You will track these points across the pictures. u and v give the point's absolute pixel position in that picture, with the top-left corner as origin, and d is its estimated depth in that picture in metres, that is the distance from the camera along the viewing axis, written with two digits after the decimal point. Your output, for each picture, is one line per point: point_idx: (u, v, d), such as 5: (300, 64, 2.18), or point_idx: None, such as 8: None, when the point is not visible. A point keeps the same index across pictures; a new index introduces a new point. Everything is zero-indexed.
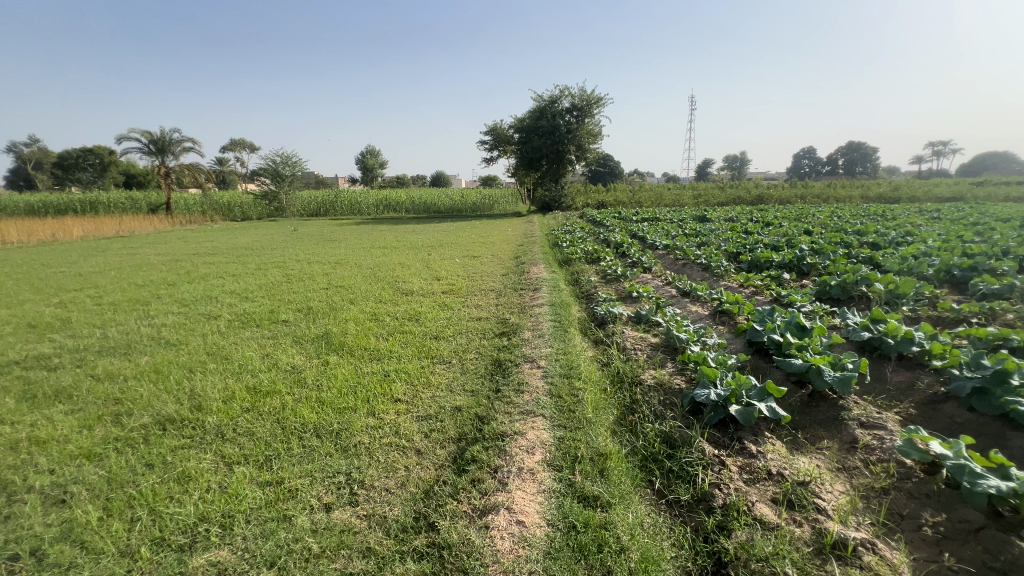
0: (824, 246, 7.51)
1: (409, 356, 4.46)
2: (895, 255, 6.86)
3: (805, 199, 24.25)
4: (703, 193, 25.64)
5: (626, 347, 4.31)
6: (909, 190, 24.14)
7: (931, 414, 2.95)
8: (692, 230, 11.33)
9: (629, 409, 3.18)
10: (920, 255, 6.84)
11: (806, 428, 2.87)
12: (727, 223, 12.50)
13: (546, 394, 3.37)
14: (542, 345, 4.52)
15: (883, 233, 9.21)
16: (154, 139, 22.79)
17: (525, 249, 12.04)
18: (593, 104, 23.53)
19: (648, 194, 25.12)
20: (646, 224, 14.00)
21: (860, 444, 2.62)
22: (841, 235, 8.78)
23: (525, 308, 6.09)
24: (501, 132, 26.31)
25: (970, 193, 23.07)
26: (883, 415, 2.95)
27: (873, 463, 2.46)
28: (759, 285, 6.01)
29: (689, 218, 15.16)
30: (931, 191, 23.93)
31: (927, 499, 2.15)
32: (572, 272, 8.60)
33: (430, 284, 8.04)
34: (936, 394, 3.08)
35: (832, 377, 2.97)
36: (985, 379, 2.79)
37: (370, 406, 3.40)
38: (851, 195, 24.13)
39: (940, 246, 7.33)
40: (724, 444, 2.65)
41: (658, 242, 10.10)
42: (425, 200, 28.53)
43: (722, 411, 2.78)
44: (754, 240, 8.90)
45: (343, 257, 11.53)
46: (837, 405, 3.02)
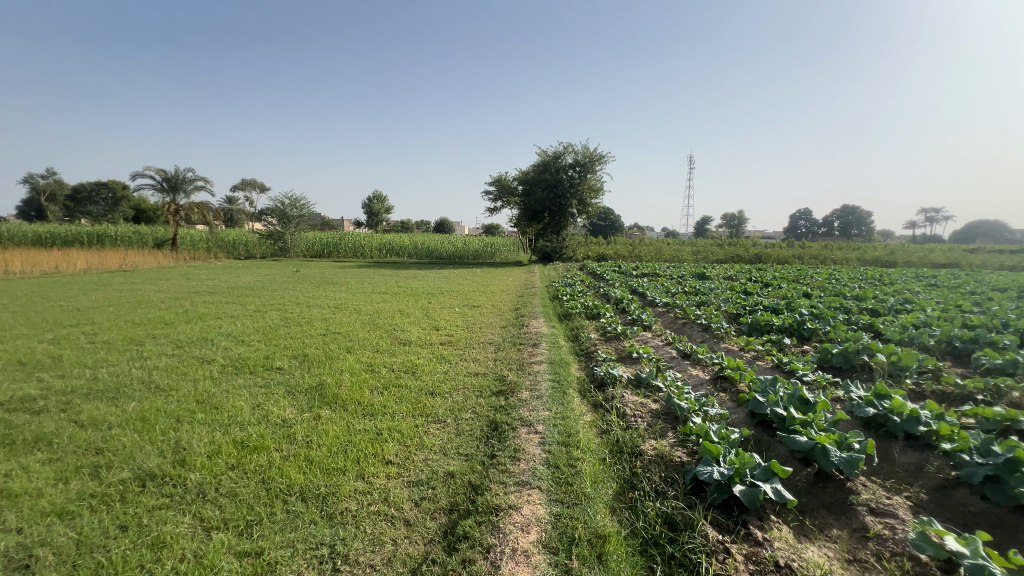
0: (824, 311, 7.53)
1: (403, 413, 4.34)
2: (895, 323, 6.86)
3: (803, 260, 24.61)
4: (703, 250, 26.05)
5: (626, 414, 4.21)
6: (905, 254, 24.58)
7: (943, 502, 2.83)
8: (692, 288, 11.41)
9: (629, 484, 3.06)
10: (920, 324, 6.84)
11: (814, 512, 2.75)
12: (726, 282, 12.61)
13: (543, 464, 3.26)
14: (540, 407, 4.42)
15: (882, 299, 9.27)
16: (168, 177, 23.48)
17: (524, 300, 12.09)
18: (595, 161, 24.42)
19: (648, 249, 25.49)
20: (646, 279, 14.12)
21: (871, 534, 2.50)
22: (840, 300, 8.82)
23: (524, 365, 6.02)
24: (506, 184, 27.11)
25: (964, 260, 23.44)
26: (893, 500, 2.83)
27: (886, 557, 2.34)
28: (760, 350, 5.97)
29: (689, 275, 15.31)
30: (926, 256, 24.34)
31: None
32: (572, 328, 8.58)
33: (429, 334, 8.00)
34: (947, 480, 2.97)
35: (838, 457, 2.88)
36: (997, 467, 2.71)
37: (360, 468, 3.27)
38: (847, 256, 24.54)
39: (940, 316, 7.34)
40: (729, 528, 2.53)
41: (658, 299, 10.13)
42: (428, 246, 28.97)
43: (726, 491, 2.67)
44: (754, 301, 8.94)
45: (342, 301, 11.56)
46: (845, 488, 2.91)
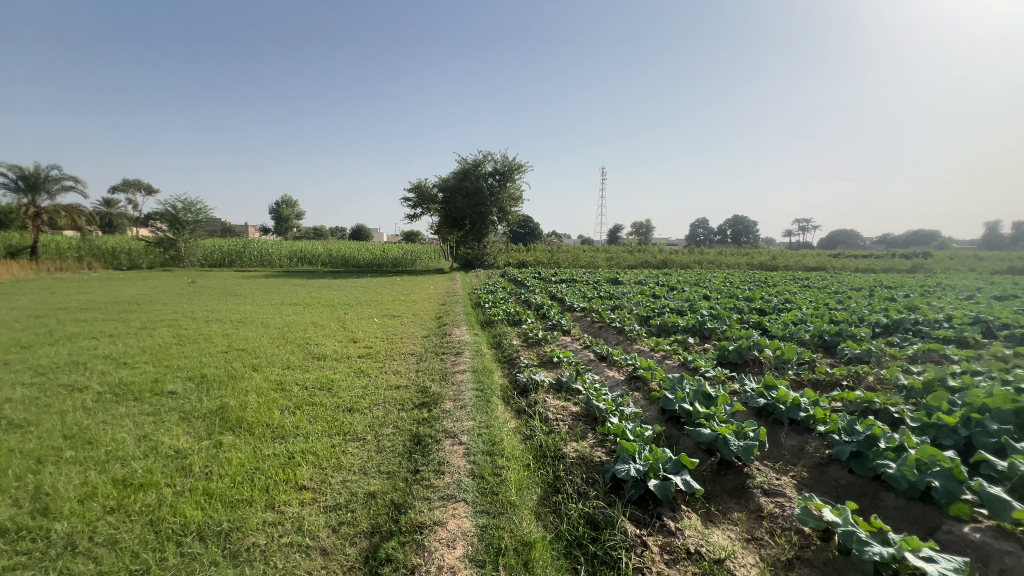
0: (721, 312, 8.29)
1: (318, 433, 4.07)
2: (778, 321, 7.74)
3: (703, 265, 26.98)
4: (616, 256, 27.56)
5: (548, 418, 4.31)
6: (784, 259, 27.90)
7: (820, 477, 3.23)
8: (607, 292, 12.01)
9: (552, 488, 3.13)
10: (798, 321, 7.79)
11: (717, 499, 3.00)
12: (637, 287, 13.42)
13: (468, 475, 3.22)
14: (464, 417, 4.37)
15: (767, 299, 10.43)
16: (25, 175, 20.13)
17: (446, 308, 11.96)
18: (514, 170, 24.91)
19: (566, 256, 26.42)
20: (564, 285, 14.62)
21: (765, 513, 2.78)
22: (734, 301, 9.77)
23: (446, 375, 5.93)
24: (425, 190, 26.73)
25: (830, 265, 27.14)
26: (782, 480, 3.18)
27: (777, 532, 2.62)
28: (668, 350, 6.42)
29: (604, 280, 16.11)
30: (801, 260, 27.83)
31: (825, 568, 2.32)
32: (495, 335, 8.62)
33: (346, 347, 7.59)
34: (823, 458, 3.40)
35: (736, 446, 3.17)
36: (859, 444, 3.15)
37: (269, 497, 3.01)
38: (739, 261, 27.32)
39: (813, 313, 8.41)
40: (645, 521, 2.68)
41: (576, 304, 10.52)
42: (343, 254, 27.61)
43: (641, 486, 2.83)
44: (662, 304, 9.61)
45: (247, 315, 10.62)
46: (743, 474, 3.22)
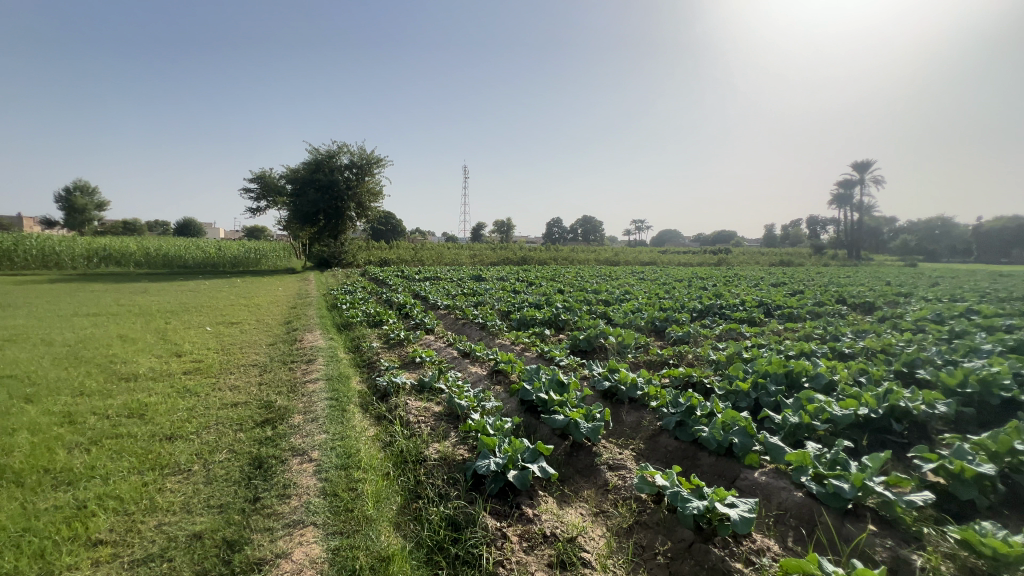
0: (573, 305, 8.97)
1: (123, 472, 3.32)
2: (620, 310, 8.66)
3: (558, 261, 29.01)
4: (479, 253, 28.11)
5: (410, 421, 4.16)
6: (625, 256, 31.39)
7: (654, 447, 3.69)
8: (470, 289, 12.14)
9: (413, 495, 3.02)
10: (635, 310, 8.82)
11: (570, 479, 3.22)
12: (499, 283, 13.84)
13: (319, 495, 2.94)
14: (315, 431, 3.99)
15: (610, 291, 11.62)
16: None
17: (297, 312, 10.85)
18: (373, 164, 23.70)
19: (429, 253, 26.06)
20: (428, 283, 14.38)
21: (610, 487, 3.07)
22: (584, 294, 10.68)
23: (296, 386, 5.36)
24: (270, 180, 23.91)
25: (659, 259, 31.40)
26: (624, 454, 3.54)
27: (620, 502, 2.91)
28: (527, 343, 6.72)
29: (467, 277, 16.27)
30: (638, 256, 31.66)
31: (657, 527, 2.65)
32: (353, 338, 8.07)
33: (166, 363, 6.38)
34: (655, 429, 3.88)
35: (585, 428, 3.44)
36: (682, 413, 3.67)
37: (45, 565, 2.35)
38: (588, 258, 30.01)
39: (647, 302, 9.61)
40: (506, 513, 2.74)
41: (440, 301, 10.42)
42: (163, 252, 23.26)
43: (501, 479, 2.88)
44: (521, 299, 10.03)
45: (17, 331, 8.24)
46: (592, 452, 3.50)
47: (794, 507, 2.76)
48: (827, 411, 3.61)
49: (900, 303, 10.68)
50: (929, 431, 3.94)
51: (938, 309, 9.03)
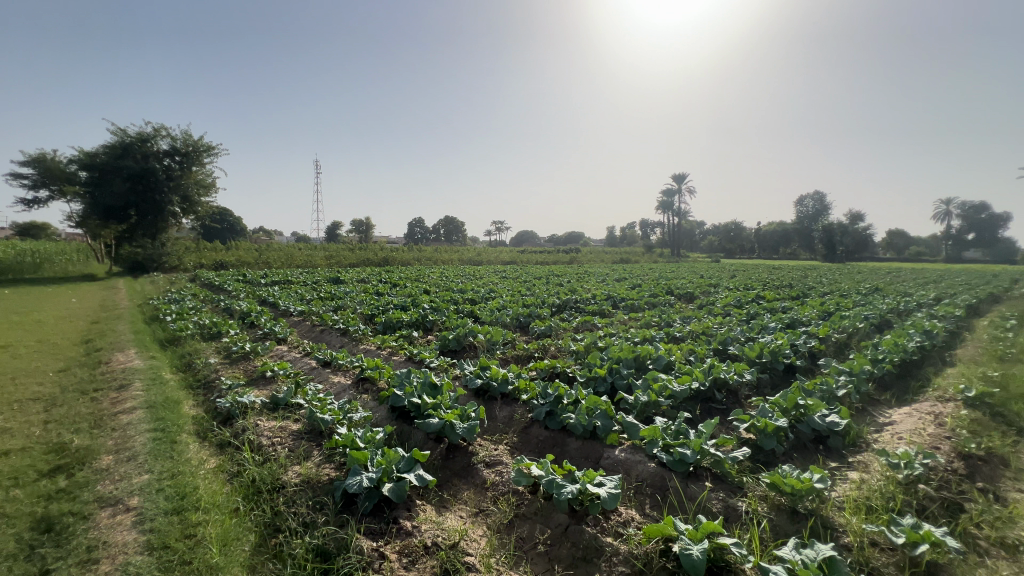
0: (440, 305, 8.86)
1: None
2: (486, 309, 8.83)
3: (421, 261, 28.52)
4: (336, 253, 26.19)
5: (262, 444, 3.65)
6: (488, 255, 32.17)
7: (526, 439, 3.80)
8: (327, 293, 11.20)
9: (271, 530, 2.64)
10: (501, 307, 9.07)
11: (448, 483, 3.15)
12: (360, 285, 13.05)
13: (142, 552, 2.39)
14: (134, 473, 3.24)
15: (476, 290, 11.79)
16: None
17: (99, 327, 8.78)
18: (202, 151, 20.41)
19: (277, 254, 23.43)
20: (276, 288, 12.90)
21: (488, 484, 3.08)
22: (450, 294, 10.64)
23: (103, 420, 4.32)
24: (51, 164, 18.97)
25: (519, 259, 32.94)
26: (499, 449, 3.59)
27: (499, 498, 2.93)
28: (394, 346, 6.43)
29: (324, 280, 15.02)
30: (500, 256, 32.71)
31: (535, 517, 2.72)
32: (183, 354, 6.82)
33: None
34: (526, 421, 4.01)
35: (461, 429, 3.40)
36: (551, 404, 3.86)
37: None
38: (452, 258, 30.08)
39: (511, 300, 9.97)
40: (382, 530, 2.55)
41: (292, 307, 9.40)
42: None
43: (375, 495, 2.67)
44: (385, 301, 9.58)
45: None
46: (468, 452, 3.47)
47: (649, 476, 3.09)
48: (668, 387, 4.14)
49: (711, 293, 12.84)
50: (740, 396, 4.79)
51: (738, 296, 11.08)
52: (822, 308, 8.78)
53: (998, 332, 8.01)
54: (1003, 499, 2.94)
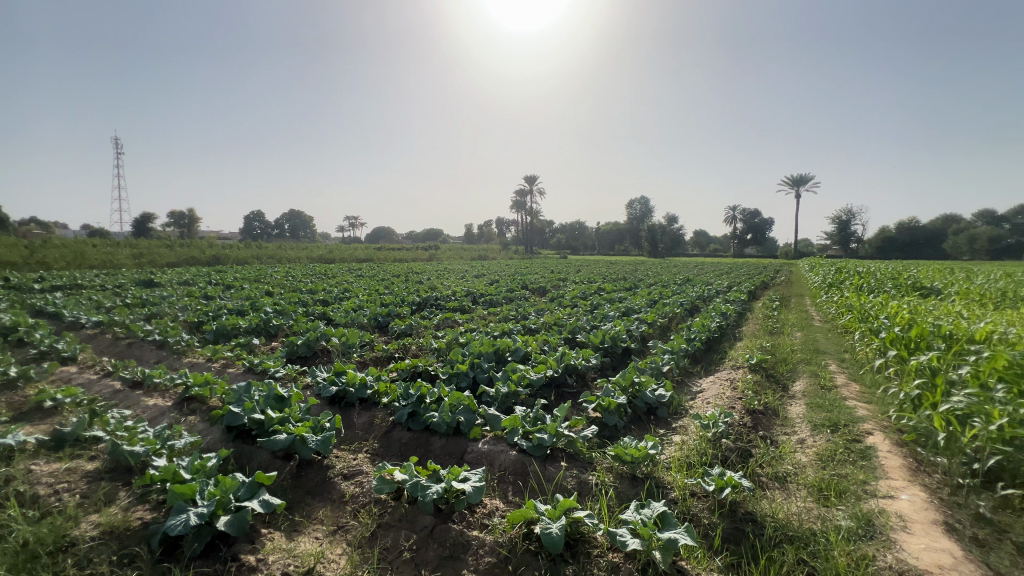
0: (286, 307, 7.99)
1: None
2: (341, 309, 8.23)
3: (262, 259, 25.38)
4: (146, 251, 21.81)
5: (40, 494, 2.85)
6: (341, 252, 30.03)
7: (388, 443, 3.64)
8: (135, 298, 9.26)
9: None
10: (357, 307, 8.55)
11: (300, 504, 2.85)
12: (182, 288, 11.10)
13: None
14: None
15: (328, 290, 10.93)
16: None
17: None
18: None
19: (58, 251, 18.59)
20: (58, 294, 10.22)
21: (347, 498, 2.87)
22: (298, 295, 9.68)
23: None
24: None
25: (375, 256, 31.60)
26: (358, 459, 3.38)
27: (359, 511, 2.75)
28: (229, 357, 5.60)
29: (130, 282, 12.40)
30: (354, 253, 30.79)
31: (399, 523, 2.61)
32: None
33: None
34: (388, 425, 3.85)
35: (314, 442, 3.10)
36: (412, 404, 3.77)
37: None
38: (299, 255, 27.37)
39: (368, 299, 9.47)
40: (218, 571, 2.19)
41: (83, 317, 7.55)
42: None
43: (207, 532, 2.28)
44: (216, 305, 8.29)
45: None
46: (323, 467, 3.19)
47: (511, 464, 3.21)
48: (526, 377, 4.37)
49: (561, 286, 13.94)
50: (587, 379, 5.29)
51: (584, 289, 12.21)
52: (649, 298, 10.18)
53: (768, 312, 10.23)
54: (775, 441, 3.76)
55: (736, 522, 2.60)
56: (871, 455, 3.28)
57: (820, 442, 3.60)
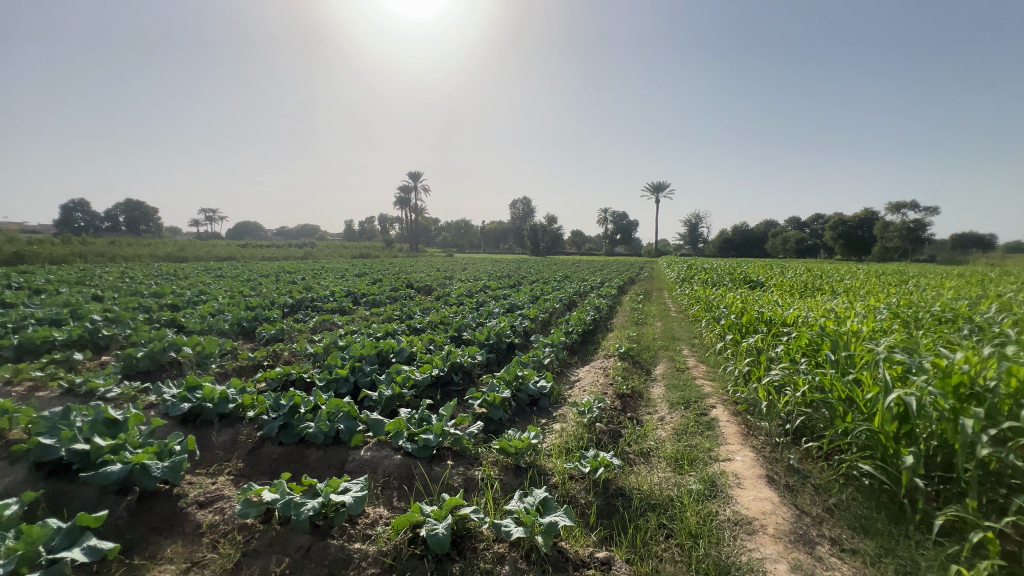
0: (121, 314, 6.74)
1: None
2: (195, 314, 7.19)
3: (86, 256, 21.07)
4: None
5: None
6: (195, 249, 26.27)
7: (255, 461, 3.28)
8: None
9: None
10: (216, 312, 7.55)
11: (143, 543, 2.42)
12: None
13: None
14: None
15: (178, 292, 9.46)
16: None
17: None
18: None
19: None
20: None
21: (204, 529, 2.52)
22: (137, 299, 8.22)
23: None
24: None
25: (240, 254, 28.23)
26: (218, 483, 2.99)
27: (220, 541, 2.43)
28: (39, 377, 4.55)
29: None
30: (212, 250, 27.12)
31: (270, 548, 2.36)
32: None
33: None
34: (255, 441, 3.46)
35: (161, 469, 2.66)
36: (285, 416, 3.44)
37: None
38: (138, 252, 23.29)
39: (230, 302, 8.41)
40: None
41: None
42: None
43: None
44: (19, 314, 6.66)
45: None
46: (173, 497, 2.76)
47: (396, 468, 3.10)
48: (411, 377, 4.26)
49: (447, 285, 13.88)
50: (473, 376, 5.34)
51: (469, 287, 12.30)
52: (531, 294, 10.63)
53: (634, 305, 11.34)
54: (640, 421, 4.20)
55: (608, 498, 2.84)
56: (714, 425, 3.83)
57: (676, 418, 4.10)
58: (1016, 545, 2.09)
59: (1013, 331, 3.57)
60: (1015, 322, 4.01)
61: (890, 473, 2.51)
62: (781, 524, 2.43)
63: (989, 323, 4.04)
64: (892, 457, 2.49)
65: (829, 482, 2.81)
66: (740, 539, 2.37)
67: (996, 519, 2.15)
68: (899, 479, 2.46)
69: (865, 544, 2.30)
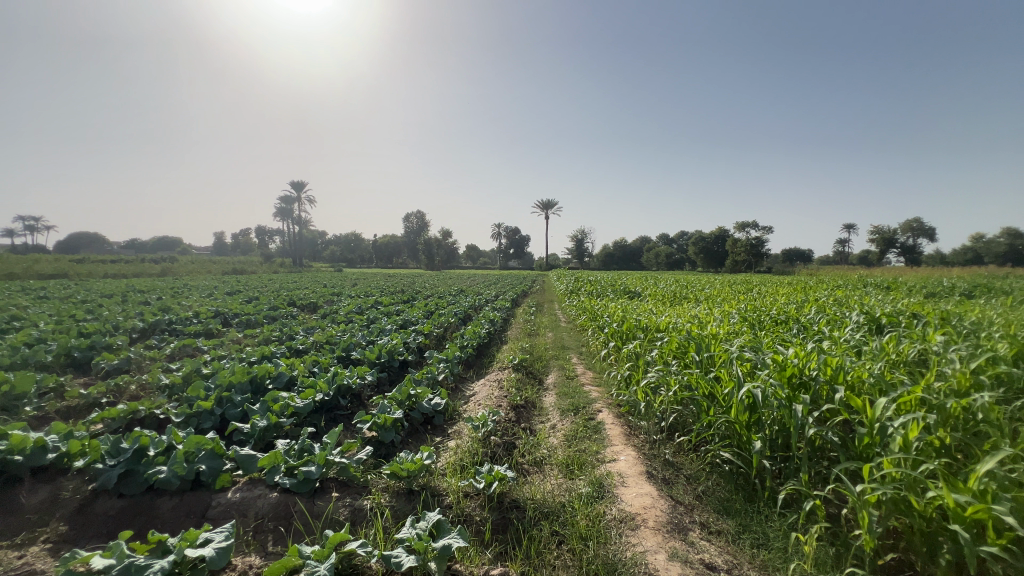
0: None
1: None
2: (2, 345, 5.79)
3: None
4: None
5: None
6: (6, 265, 21.38)
7: (84, 521, 2.69)
8: None
9: None
10: (33, 341, 6.16)
11: None
12: None
13: None
14: None
15: None
16: None
17: None
18: None
19: None
20: None
21: None
22: None
23: None
24: None
25: (72, 269, 23.67)
26: (28, 557, 2.39)
27: None
28: None
29: None
30: (32, 266, 22.27)
31: None
32: None
33: None
34: (84, 497, 2.84)
35: None
36: (127, 462, 2.88)
37: None
38: None
39: (55, 328, 6.93)
40: None
41: None
42: None
43: None
44: None
45: None
46: None
47: (271, 509, 2.77)
48: (290, 406, 3.86)
49: (334, 301, 13.03)
50: (363, 398, 5.02)
51: (359, 303, 11.69)
52: (425, 309, 10.41)
53: (527, 316, 11.69)
54: (534, 430, 4.29)
55: (503, 511, 2.84)
56: (601, 429, 4.05)
57: (567, 425, 4.26)
58: (836, 508, 2.51)
59: (827, 328, 4.34)
60: (828, 321, 4.88)
61: (744, 457, 2.85)
62: (659, 516, 2.63)
63: (811, 323, 4.86)
64: (746, 443, 2.84)
65: (698, 472, 3.12)
66: (626, 535, 2.52)
67: (821, 488, 2.56)
68: (751, 462, 2.82)
69: (727, 524, 2.58)
